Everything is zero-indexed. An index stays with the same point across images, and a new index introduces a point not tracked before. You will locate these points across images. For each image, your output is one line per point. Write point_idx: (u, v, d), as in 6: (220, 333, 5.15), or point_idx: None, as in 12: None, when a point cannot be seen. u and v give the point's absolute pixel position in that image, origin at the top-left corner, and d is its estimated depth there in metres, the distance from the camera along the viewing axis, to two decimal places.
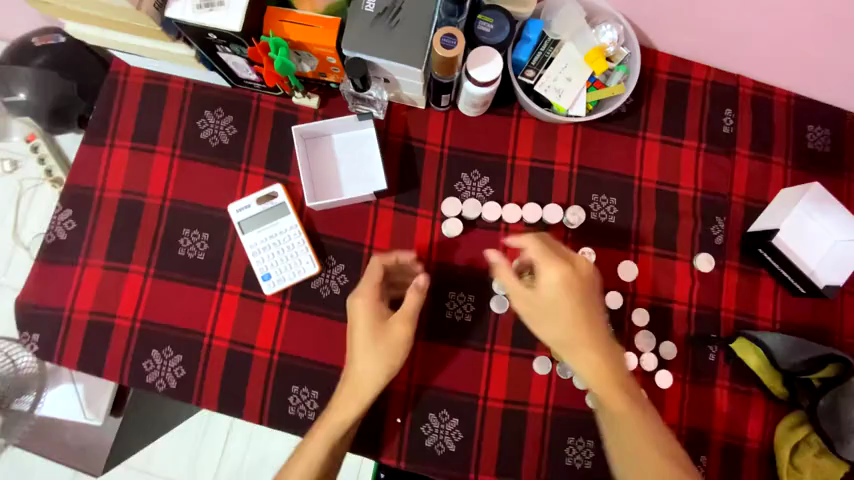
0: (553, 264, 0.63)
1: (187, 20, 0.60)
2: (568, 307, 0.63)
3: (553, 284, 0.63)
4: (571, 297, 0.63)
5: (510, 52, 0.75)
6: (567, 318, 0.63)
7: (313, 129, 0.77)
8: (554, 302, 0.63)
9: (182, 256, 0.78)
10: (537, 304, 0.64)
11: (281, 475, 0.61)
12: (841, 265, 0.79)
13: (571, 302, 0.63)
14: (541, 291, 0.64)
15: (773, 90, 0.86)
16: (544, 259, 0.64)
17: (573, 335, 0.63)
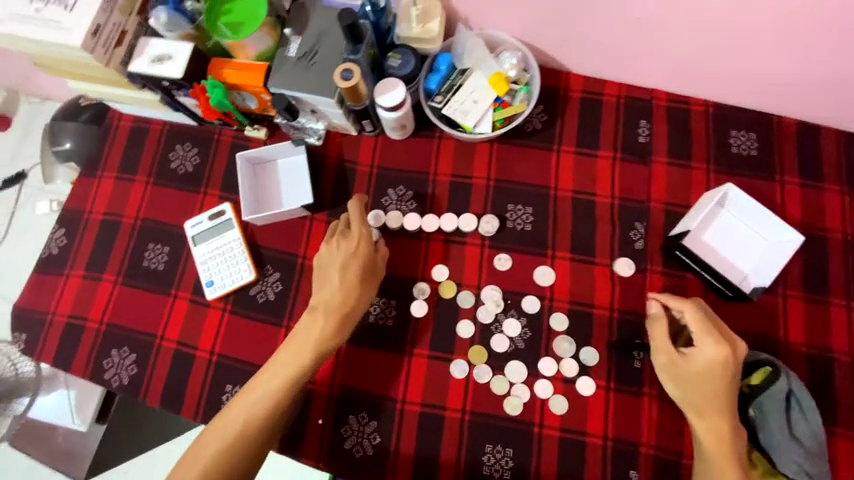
0: (720, 345, 0.67)
1: (144, 72, 0.76)
2: (718, 380, 0.67)
3: (709, 359, 0.68)
4: (724, 374, 0.67)
5: (421, 82, 0.85)
6: (708, 390, 0.67)
7: (257, 156, 0.90)
8: (705, 376, 0.68)
9: (145, 266, 0.90)
10: (687, 374, 0.69)
11: (201, 442, 0.69)
12: (767, 264, 0.79)
13: (723, 378, 0.67)
14: (693, 362, 0.68)
15: (690, 100, 0.88)
16: (702, 335, 0.68)
17: (712, 406, 0.67)
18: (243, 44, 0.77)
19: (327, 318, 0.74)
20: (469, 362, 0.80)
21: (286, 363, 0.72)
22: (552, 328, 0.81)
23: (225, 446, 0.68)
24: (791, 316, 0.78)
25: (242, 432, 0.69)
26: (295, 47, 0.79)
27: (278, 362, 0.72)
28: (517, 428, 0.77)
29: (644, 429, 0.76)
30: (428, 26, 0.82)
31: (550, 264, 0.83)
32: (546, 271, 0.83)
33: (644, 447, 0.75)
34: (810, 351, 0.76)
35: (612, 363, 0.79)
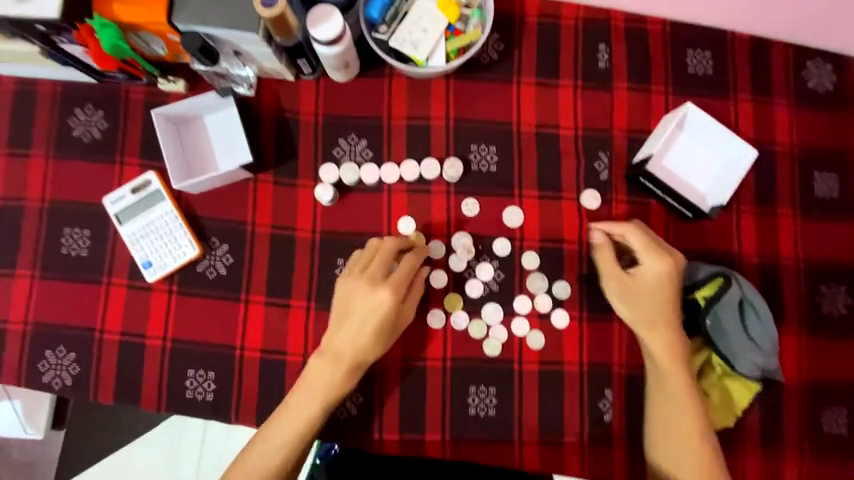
0: (662, 259, 0.72)
1: (9, 13, 0.62)
2: (662, 293, 0.72)
3: (655, 274, 0.72)
4: (668, 285, 0.72)
5: (360, 10, 0.74)
6: (655, 304, 0.72)
7: (178, 112, 0.77)
8: (653, 289, 0.72)
9: (65, 254, 0.78)
10: (637, 290, 0.73)
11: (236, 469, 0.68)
12: (724, 181, 0.80)
13: (667, 290, 0.72)
14: (640, 279, 0.73)
15: (647, 19, 0.82)
16: (645, 251, 0.72)
17: (658, 319, 0.72)
18: None
19: (356, 334, 0.69)
20: (445, 311, 0.78)
21: (327, 377, 0.69)
22: (525, 267, 0.80)
23: (263, 473, 0.67)
24: (743, 230, 0.81)
25: (279, 457, 0.68)
26: None
27: (318, 375, 0.69)
28: (498, 368, 0.78)
29: (617, 352, 0.79)
30: None
31: (519, 204, 0.81)
32: (515, 212, 0.80)
33: (617, 368, 0.79)
34: (761, 260, 0.81)
35: (583, 294, 0.80)
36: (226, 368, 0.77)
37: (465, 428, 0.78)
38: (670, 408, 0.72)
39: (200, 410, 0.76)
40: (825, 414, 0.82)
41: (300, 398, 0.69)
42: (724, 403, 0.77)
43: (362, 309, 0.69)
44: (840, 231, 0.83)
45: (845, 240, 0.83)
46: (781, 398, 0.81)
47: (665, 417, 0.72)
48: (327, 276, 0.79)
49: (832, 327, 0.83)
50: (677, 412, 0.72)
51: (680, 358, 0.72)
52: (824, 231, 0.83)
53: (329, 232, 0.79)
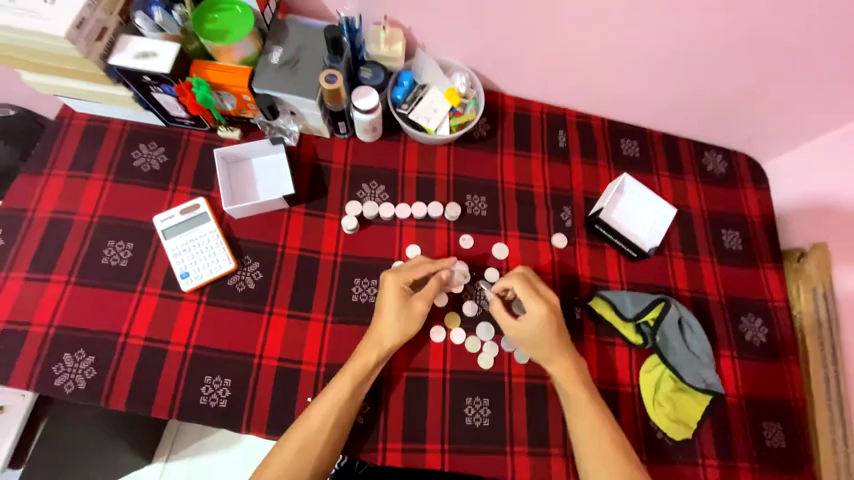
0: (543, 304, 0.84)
1: (127, 65, 0.80)
2: (550, 330, 0.83)
3: (535, 314, 0.83)
4: (552, 325, 0.83)
5: (389, 93, 1.01)
6: (545, 339, 0.83)
7: (234, 153, 0.94)
8: (539, 328, 0.83)
9: (105, 264, 0.87)
10: (525, 330, 0.84)
11: (264, 464, 0.75)
12: (656, 231, 1.05)
13: (553, 327, 0.83)
14: (529, 320, 0.83)
15: (591, 117, 1.15)
16: (528, 295, 0.84)
17: (549, 352, 0.83)
18: (231, 48, 0.85)
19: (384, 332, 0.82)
20: (446, 327, 0.91)
21: (342, 382, 0.78)
22: None
23: (287, 467, 0.74)
24: (676, 269, 1.04)
25: (303, 450, 0.75)
26: (278, 55, 0.89)
27: (335, 387, 0.78)
28: (491, 380, 0.88)
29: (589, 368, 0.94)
30: (394, 48, 0.98)
31: (504, 241, 1.00)
32: (502, 246, 0.99)
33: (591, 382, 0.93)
34: (692, 294, 1.03)
35: None
36: (243, 374, 0.83)
37: (461, 438, 0.84)
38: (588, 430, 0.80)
39: (213, 416, 0.81)
40: (766, 428, 0.96)
41: (319, 403, 0.77)
42: (680, 414, 0.91)
43: (399, 307, 0.83)
44: (749, 274, 1.07)
45: (753, 281, 1.07)
46: (728, 412, 0.96)
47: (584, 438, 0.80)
48: (345, 292, 0.91)
49: (757, 352, 1.01)
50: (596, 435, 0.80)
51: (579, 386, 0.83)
52: (737, 273, 1.07)
53: (348, 256, 0.94)
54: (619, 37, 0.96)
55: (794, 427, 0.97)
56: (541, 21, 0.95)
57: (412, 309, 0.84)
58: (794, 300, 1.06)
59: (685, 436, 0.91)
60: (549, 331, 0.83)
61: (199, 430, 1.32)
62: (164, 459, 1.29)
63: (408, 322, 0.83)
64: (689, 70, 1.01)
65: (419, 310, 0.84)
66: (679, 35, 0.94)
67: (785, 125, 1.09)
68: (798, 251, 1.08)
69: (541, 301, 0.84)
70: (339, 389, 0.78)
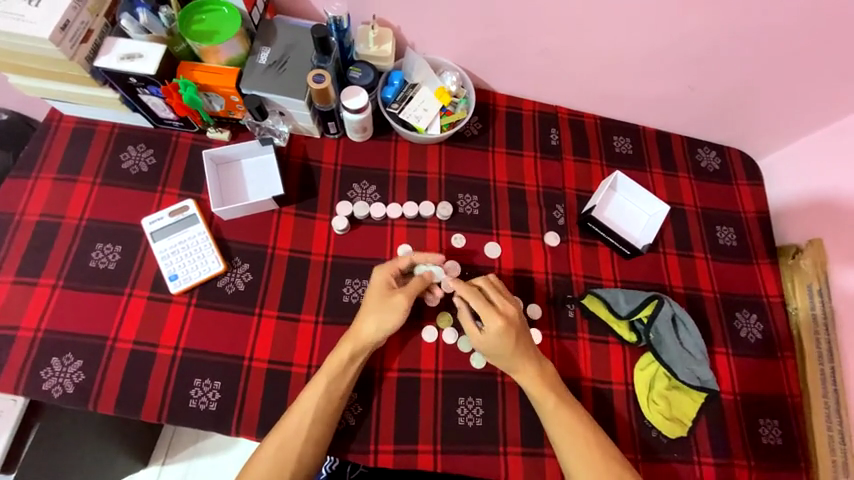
0: (499, 317, 0.81)
1: (112, 67, 0.80)
2: (510, 346, 0.81)
3: (496, 331, 0.81)
4: (510, 341, 0.81)
5: (378, 92, 1.00)
6: (507, 352, 0.81)
7: (222, 155, 0.94)
8: (497, 345, 0.81)
9: (93, 267, 0.87)
10: (487, 345, 0.82)
11: (247, 465, 0.76)
12: (649, 228, 1.04)
13: (511, 343, 0.81)
14: (488, 337, 0.81)
15: (583, 115, 1.14)
16: (486, 312, 0.81)
17: (514, 362, 0.82)
18: (217, 49, 0.85)
19: (355, 344, 0.80)
20: (437, 327, 0.90)
21: (314, 385, 0.78)
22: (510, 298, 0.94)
23: (270, 470, 0.74)
24: (670, 267, 1.04)
25: (285, 451, 0.75)
26: (266, 56, 0.89)
27: (312, 385, 0.78)
28: (484, 379, 0.87)
29: (583, 366, 0.93)
30: (383, 47, 0.98)
31: (496, 240, 1.00)
32: (494, 245, 0.99)
33: (586, 381, 0.92)
34: (687, 291, 1.02)
35: (552, 316, 0.96)
36: (233, 377, 0.82)
37: (453, 439, 0.83)
38: (568, 440, 0.79)
39: (203, 419, 0.80)
40: (762, 425, 0.96)
41: (299, 402, 0.77)
42: (674, 412, 0.90)
43: (377, 314, 0.81)
44: (743, 270, 1.07)
45: (748, 278, 1.06)
46: (724, 408, 0.95)
47: (569, 450, 0.79)
48: (335, 293, 0.90)
49: (752, 348, 1.01)
50: (578, 445, 0.79)
51: (551, 391, 0.82)
52: (731, 269, 1.06)
53: (339, 256, 0.93)
54: (609, 35, 0.96)
55: (791, 423, 0.96)
56: (530, 20, 0.95)
57: (392, 302, 0.82)
58: (789, 295, 1.05)
59: (680, 433, 0.90)
60: (509, 343, 0.81)
61: (194, 435, 1.31)
62: (159, 464, 1.29)
63: (388, 317, 0.81)
64: (681, 67, 1.01)
65: (400, 306, 0.81)
66: (670, 30, 0.93)
67: (779, 121, 1.08)
68: (794, 247, 1.08)
69: (498, 316, 0.81)
70: (315, 391, 0.78)
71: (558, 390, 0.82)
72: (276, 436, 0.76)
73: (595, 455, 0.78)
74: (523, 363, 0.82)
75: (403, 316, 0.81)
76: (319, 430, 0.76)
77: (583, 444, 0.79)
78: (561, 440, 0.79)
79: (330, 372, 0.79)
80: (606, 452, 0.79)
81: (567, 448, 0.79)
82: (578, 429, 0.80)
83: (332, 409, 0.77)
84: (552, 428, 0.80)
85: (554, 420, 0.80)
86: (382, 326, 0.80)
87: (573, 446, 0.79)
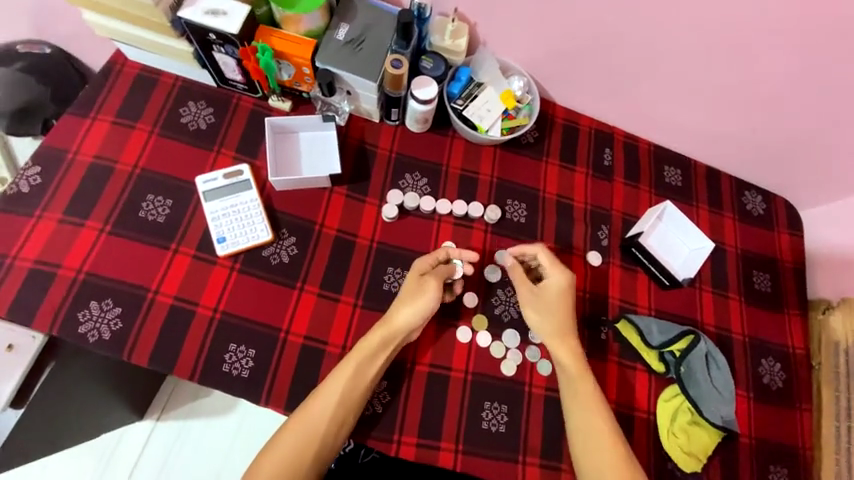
0: (565, 274, 0.88)
1: (194, 20, 0.79)
2: (564, 305, 0.87)
3: (560, 286, 0.88)
4: (569, 299, 0.87)
5: (445, 86, 0.99)
6: (560, 310, 0.87)
7: (283, 124, 0.93)
8: (555, 300, 0.87)
9: (142, 217, 0.86)
10: (544, 301, 0.87)
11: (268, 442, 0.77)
12: (690, 262, 1.05)
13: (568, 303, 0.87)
14: (549, 292, 0.87)
15: (639, 139, 1.13)
16: (552, 266, 0.88)
17: (564, 325, 0.86)
18: (300, 19, 0.84)
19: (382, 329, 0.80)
20: (473, 328, 0.90)
21: (342, 368, 0.78)
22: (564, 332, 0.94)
23: (290, 454, 0.74)
24: (704, 304, 1.04)
25: (306, 436, 0.75)
26: (344, 33, 0.88)
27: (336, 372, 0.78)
28: (512, 387, 0.87)
29: (609, 389, 0.93)
30: (458, 42, 0.97)
31: None
32: None
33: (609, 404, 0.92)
34: (718, 330, 1.03)
35: (584, 335, 0.96)
36: (268, 346, 0.82)
37: (475, 442, 0.84)
38: (588, 415, 0.82)
39: (233, 385, 0.80)
40: (773, 472, 0.96)
41: (324, 388, 0.77)
42: (693, 448, 0.91)
43: (413, 299, 0.82)
44: (774, 318, 1.07)
45: (778, 326, 1.06)
46: (739, 451, 0.95)
47: (584, 430, 0.81)
48: (377, 279, 0.90)
49: (773, 396, 1.01)
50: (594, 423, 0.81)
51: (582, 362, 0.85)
52: (763, 316, 1.06)
53: (384, 244, 0.93)
54: (685, 64, 0.95)
55: (801, 476, 0.97)
56: (608, 37, 0.94)
57: (427, 284, 0.83)
58: (814, 351, 1.07)
59: (695, 468, 0.91)
60: (565, 300, 0.87)
61: (192, 393, 1.31)
62: (153, 419, 1.29)
63: (423, 300, 0.82)
64: (747, 108, 1.01)
65: (433, 287, 0.83)
66: (746, 69, 0.93)
67: (833, 176, 1.09)
68: (825, 303, 1.09)
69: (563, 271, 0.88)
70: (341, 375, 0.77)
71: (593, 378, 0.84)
72: (302, 414, 0.76)
73: (611, 446, 0.80)
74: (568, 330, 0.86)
75: (438, 297, 0.83)
76: (340, 418, 0.76)
77: (596, 426, 0.81)
78: (580, 418, 0.81)
79: (360, 357, 0.78)
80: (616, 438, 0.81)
81: (579, 444, 0.81)
82: (601, 423, 0.82)
83: (356, 394, 0.77)
84: (572, 410, 0.82)
85: (578, 394, 0.83)
86: (413, 316, 0.81)
87: (593, 433, 0.80)
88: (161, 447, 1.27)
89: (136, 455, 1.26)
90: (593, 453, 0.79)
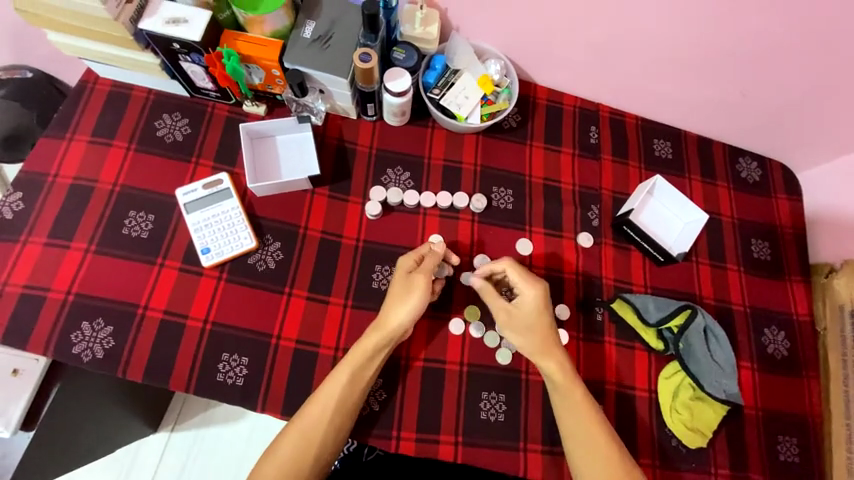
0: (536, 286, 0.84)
1: (156, 31, 0.78)
2: (539, 316, 0.83)
3: (531, 300, 0.84)
4: (544, 310, 0.83)
5: (420, 76, 0.97)
6: (536, 323, 0.83)
7: (258, 129, 0.92)
8: (530, 315, 0.83)
9: (125, 234, 0.86)
10: (513, 318, 0.83)
11: (270, 445, 0.77)
12: (685, 236, 1.03)
13: (543, 313, 0.83)
14: (522, 307, 0.84)
15: (625, 114, 1.10)
16: (524, 280, 0.84)
17: (539, 339, 0.82)
18: (262, 20, 0.82)
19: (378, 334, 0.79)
20: (465, 320, 0.89)
21: (339, 373, 0.77)
22: (558, 316, 0.94)
23: (291, 457, 0.75)
24: (702, 277, 1.02)
25: (306, 439, 0.75)
26: (310, 30, 0.86)
27: (333, 377, 0.77)
28: (509, 376, 0.87)
29: (608, 371, 0.92)
30: (429, 29, 0.94)
31: (528, 237, 0.98)
32: (526, 242, 0.97)
33: (609, 385, 0.91)
34: (717, 302, 1.01)
35: (579, 318, 0.94)
36: (260, 354, 0.82)
37: (475, 432, 0.84)
38: (577, 426, 0.78)
39: (229, 394, 0.80)
40: (781, 442, 0.95)
41: (323, 390, 0.77)
42: (697, 423, 0.90)
43: (400, 297, 0.81)
44: (775, 286, 1.05)
45: (780, 294, 1.04)
46: (744, 423, 0.94)
47: (573, 438, 0.78)
48: (365, 278, 0.89)
49: (778, 365, 1.00)
50: (583, 432, 0.78)
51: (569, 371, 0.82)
52: (763, 286, 1.04)
53: (371, 241, 0.92)
54: (665, 33, 0.92)
55: (811, 444, 0.96)
56: (584, 12, 0.91)
57: (412, 282, 0.81)
58: (819, 316, 1.05)
59: (700, 444, 0.90)
60: (540, 312, 0.83)
61: (204, 403, 1.33)
62: (168, 430, 1.31)
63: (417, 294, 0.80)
64: (733, 73, 0.97)
65: (420, 284, 0.81)
66: (729, 33, 0.90)
67: (827, 136, 1.05)
68: (828, 267, 1.07)
69: (535, 285, 0.84)
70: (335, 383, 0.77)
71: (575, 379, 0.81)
72: (298, 420, 0.76)
73: (604, 446, 0.78)
74: (551, 343, 0.82)
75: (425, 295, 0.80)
76: (339, 421, 0.76)
77: (586, 431, 0.78)
78: (572, 429, 0.78)
79: (355, 363, 0.78)
80: (609, 444, 0.78)
81: (571, 438, 0.78)
82: (593, 429, 0.78)
83: (353, 398, 0.77)
84: (564, 419, 0.79)
85: (567, 406, 0.80)
86: (409, 313, 0.79)
87: (583, 438, 0.78)
88: (177, 458, 1.29)
89: (154, 467, 1.28)
90: (585, 459, 0.77)
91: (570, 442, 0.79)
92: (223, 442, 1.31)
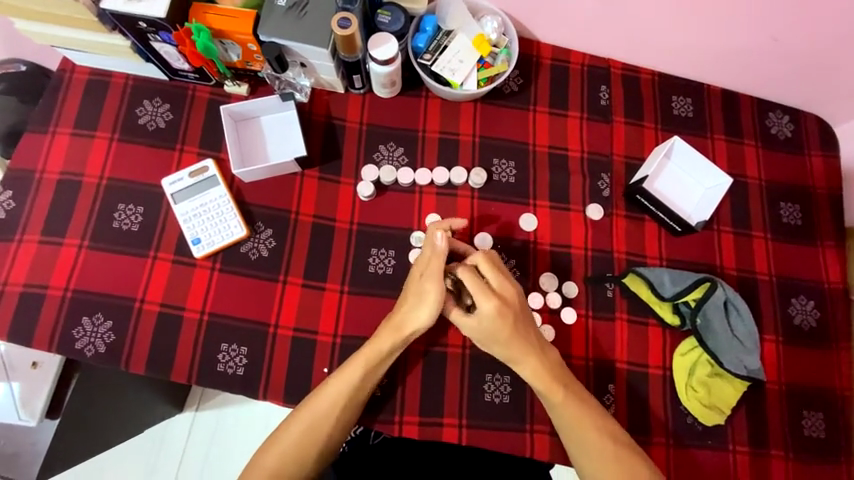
0: (491, 300, 0.72)
1: (119, 10, 0.73)
2: (504, 331, 0.73)
3: (489, 315, 0.73)
4: (506, 325, 0.73)
5: (409, 40, 0.89)
6: (502, 337, 0.73)
7: (241, 111, 0.87)
8: (491, 329, 0.73)
9: (116, 228, 0.85)
10: (479, 331, 0.75)
11: (276, 428, 0.77)
12: (704, 204, 0.94)
13: (506, 328, 0.73)
14: (481, 322, 0.74)
15: (639, 70, 1.00)
16: (480, 294, 0.73)
17: (510, 352, 0.74)
18: None
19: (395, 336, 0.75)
20: None
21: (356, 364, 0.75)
22: (565, 294, 0.89)
23: (299, 441, 0.74)
24: (724, 246, 0.94)
25: (314, 426, 0.75)
26: None
27: (346, 372, 0.75)
28: None
29: (619, 348, 0.88)
30: None
31: (532, 212, 0.92)
32: (530, 217, 0.91)
33: (620, 363, 0.87)
34: (740, 273, 0.94)
35: (588, 295, 0.89)
36: (259, 343, 0.82)
37: (480, 414, 0.82)
38: (577, 425, 0.75)
39: (231, 384, 0.81)
40: (805, 417, 0.90)
41: (337, 380, 0.75)
42: (714, 400, 0.86)
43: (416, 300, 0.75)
44: (806, 253, 0.96)
45: (811, 261, 0.96)
46: (766, 398, 0.89)
47: (572, 435, 0.76)
48: (361, 262, 0.86)
49: (806, 337, 0.93)
50: (582, 429, 0.75)
51: (554, 378, 0.75)
52: (793, 253, 0.96)
53: (365, 224, 0.88)
54: None
55: (837, 418, 0.90)
56: None
57: (423, 289, 0.74)
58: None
59: (718, 421, 0.86)
60: (503, 326, 0.73)
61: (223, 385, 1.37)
62: (193, 410, 1.36)
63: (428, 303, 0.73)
64: (763, 14, 0.85)
65: (432, 296, 0.73)
66: None
67: None
68: None
69: (491, 297, 0.73)
70: (347, 380, 0.75)
71: (564, 380, 0.76)
72: (308, 406, 0.75)
73: (602, 443, 0.75)
74: (526, 355, 0.74)
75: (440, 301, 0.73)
76: (350, 411, 0.76)
77: (583, 428, 0.75)
78: (570, 427, 0.75)
79: (371, 360, 0.75)
80: (611, 441, 0.76)
81: (569, 433, 0.76)
82: (591, 427, 0.75)
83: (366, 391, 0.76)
84: (559, 418, 0.76)
85: (559, 411, 0.76)
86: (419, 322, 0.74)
87: (582, 432, 0.75)
88: (202, 436, 1.35)
89: (182, 445, 1.34)
90: (583, 455, 0.76)
91: (567, 436, 0.76)
92: (245, 420, 1.36)
